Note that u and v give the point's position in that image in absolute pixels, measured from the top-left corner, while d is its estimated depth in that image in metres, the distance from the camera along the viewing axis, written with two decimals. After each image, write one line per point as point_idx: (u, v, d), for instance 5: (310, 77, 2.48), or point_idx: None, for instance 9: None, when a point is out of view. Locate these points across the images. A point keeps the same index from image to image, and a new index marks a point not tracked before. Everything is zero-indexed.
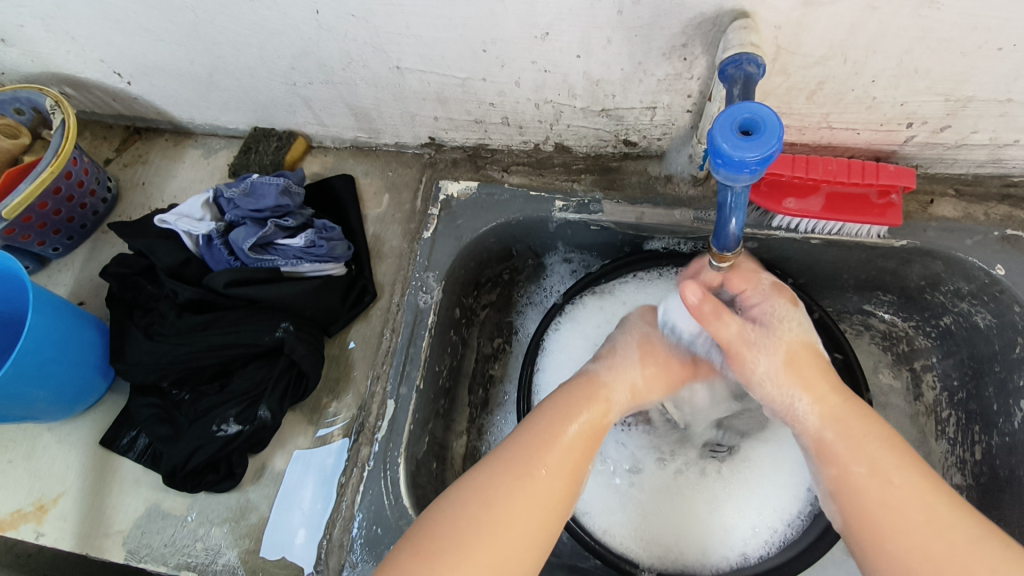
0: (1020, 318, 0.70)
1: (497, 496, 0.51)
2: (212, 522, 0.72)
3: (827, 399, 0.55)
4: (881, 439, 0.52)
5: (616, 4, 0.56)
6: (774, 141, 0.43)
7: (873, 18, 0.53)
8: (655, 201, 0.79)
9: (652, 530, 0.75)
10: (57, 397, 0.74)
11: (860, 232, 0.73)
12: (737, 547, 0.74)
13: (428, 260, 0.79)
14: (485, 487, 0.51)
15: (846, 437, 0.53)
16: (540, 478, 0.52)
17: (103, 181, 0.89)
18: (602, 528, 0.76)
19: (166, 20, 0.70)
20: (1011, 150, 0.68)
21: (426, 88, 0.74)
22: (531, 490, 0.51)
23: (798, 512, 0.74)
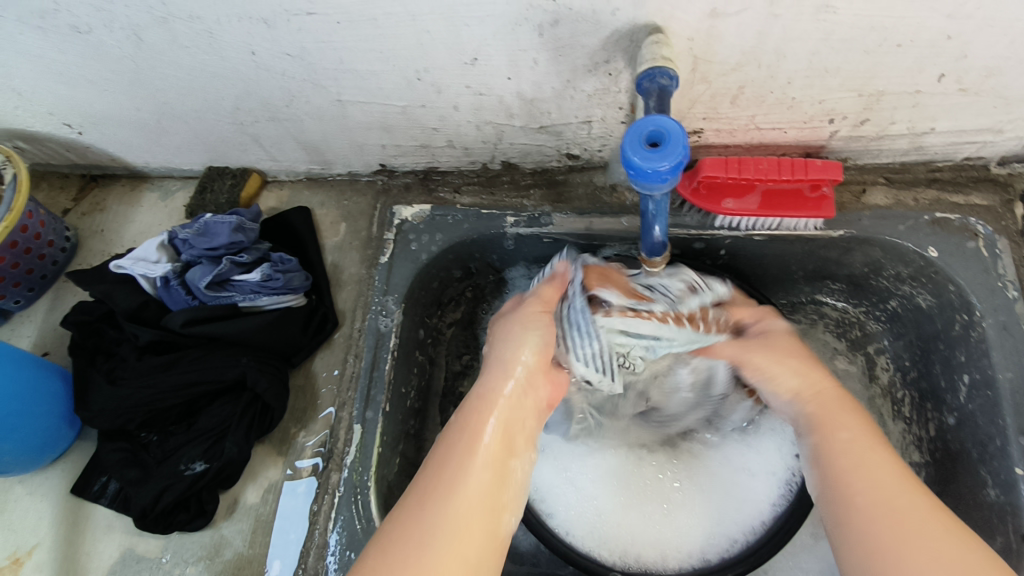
0: (956, 297, 0.73)
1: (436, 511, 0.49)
2: (187, 562, 0.73)
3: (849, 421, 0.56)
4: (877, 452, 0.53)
5: (535, 27, 0.58)
6: (681, 150, 0.45)
7: (776, 25, 0.56)
8: (602, 211, 0.81)
9: (615, 527, 0.77)
10: (22, 449, 0.74)
11: (798, 225, 0.76)
12: (694, 552, 0.75)
13: (387, 284, 0.81)
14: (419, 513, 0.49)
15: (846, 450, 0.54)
16: (480, 479, 0.52)
17: (60, 231, 0.90)
18: (565, 529, 0.77)
19: (108, 70, 0.72)
20: (930, 137, 0.71)
21: (370, 118, 0.76)
22: (475, 495, 0.51)
23: (755, 521, 0.76)
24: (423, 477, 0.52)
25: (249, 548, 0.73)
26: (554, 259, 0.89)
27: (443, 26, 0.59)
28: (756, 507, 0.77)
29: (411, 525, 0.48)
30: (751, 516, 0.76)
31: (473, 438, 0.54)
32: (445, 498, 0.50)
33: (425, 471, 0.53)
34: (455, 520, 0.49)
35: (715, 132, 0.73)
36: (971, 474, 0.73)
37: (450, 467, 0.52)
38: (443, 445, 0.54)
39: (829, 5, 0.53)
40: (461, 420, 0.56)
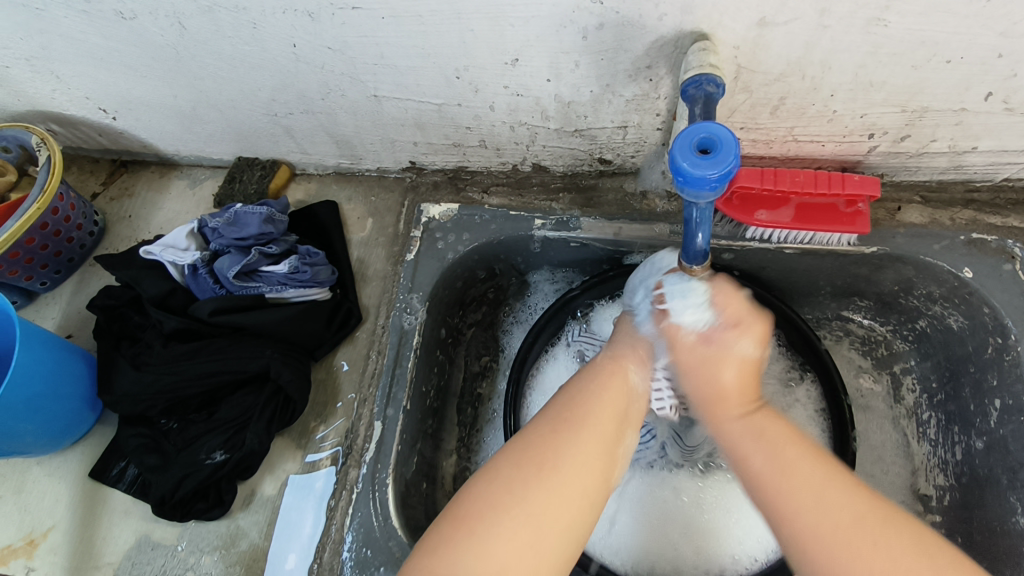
0: (990, 319, 0.72)
1: (511, 499, 0.49)
2: (202, 551, 0.73)
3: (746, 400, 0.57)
4: (803, 454, 0.52)
5: (580, 30, 0.58)
6: (731, 159, 0.44)
7: (824, 37, 0.55)
8: (631, 217, 0.80)
9: (627, 538, 0.77)
10: (44, 430, 0.74)
11: (831, 240, 0.75)
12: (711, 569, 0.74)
13: (412, 282, 0.80)
14: (499, 482, 0.51)
15: (761, 437, 0.54)
16: (591, 446, 0.53)
17: (89, 215, 0.90)
18: None
19: (148, 57, 0.72)
20: (971, 156, 0.71)
21: (404, 115, 0.76)
22: (585, 458, 0.52)
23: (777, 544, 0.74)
24: (507, 460, 0.52)
25: (264, 540, 0.72)
26: (578, 263, 0.88)
27: (488, 26, 0.59)
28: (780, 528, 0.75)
29: (524, 469, 0.51)
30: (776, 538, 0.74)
31: (580, 411, 0.55)
32: (527, 487, 0.50)
33: (516, 447, 0.53)
34: (567, 478, 0.51)
35: (752, 143, 0.72)
36: (1000, 500, 0.71)
37: (568, 428, 0.54)
38: (551, 414, 0.56)
39: (881, 18, 0.53)
40: (576, 398, 0.57)
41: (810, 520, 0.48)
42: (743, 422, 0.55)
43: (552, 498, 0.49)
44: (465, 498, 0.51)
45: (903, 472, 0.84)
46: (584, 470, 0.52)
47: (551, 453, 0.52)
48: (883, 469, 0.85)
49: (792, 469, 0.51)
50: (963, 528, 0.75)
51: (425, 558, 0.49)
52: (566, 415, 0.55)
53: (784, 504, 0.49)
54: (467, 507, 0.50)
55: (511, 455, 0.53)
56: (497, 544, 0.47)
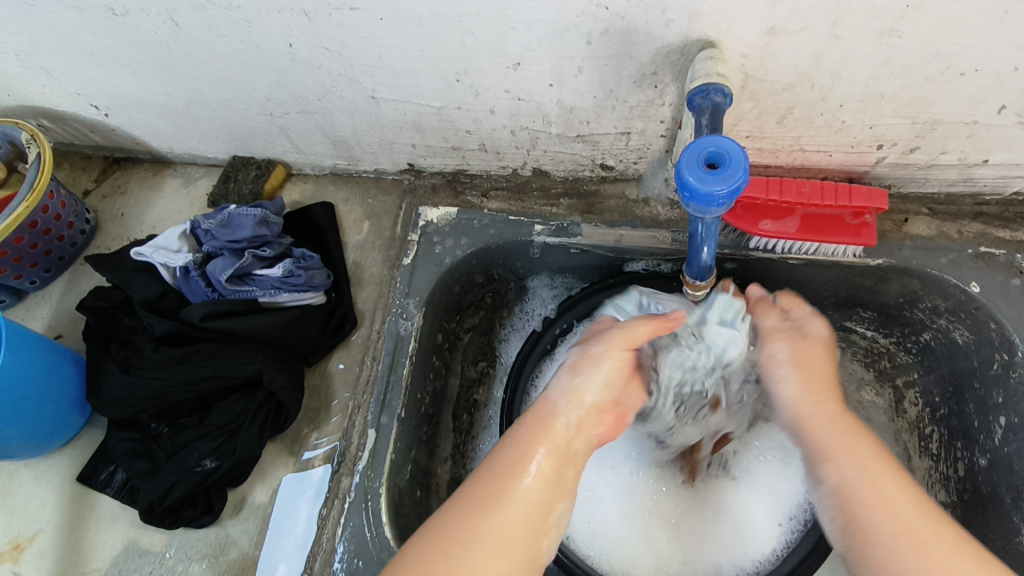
0: (996, 335, 0.71)
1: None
2: (191, 559, 0.72)
3: (825, 403, 0.59)
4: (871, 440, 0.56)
5: (585, 35, 0.56)
6: (740, 174, 0.44)
7: (836, 46, 0.54)
8: (633, 224, 0.78)
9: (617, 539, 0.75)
10: (31, 433, 0.73)
11: (836, 251, 0.73)
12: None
13: (408, 287, 0.78)
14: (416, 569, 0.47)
15: (834, 432, 0.57)
16: (511, 521, 0.50)
17: (81, 213, 0.89)
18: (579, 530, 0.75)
19: (139, 54, 0.70)
20: (981, 169, 0.69)
21: (402, 117, 0.74)
22: (505, 537, 0.49)
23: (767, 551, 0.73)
24: (428, 532, 0.50)
25: (254, 549, 0.71)
26: (578, 269, 0.86)
27: (490, 28, 0.57)
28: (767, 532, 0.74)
29: (433, 555, 0.48)
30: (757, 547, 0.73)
31: (523, 451, 0.53)
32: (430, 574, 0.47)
33: (431, 533, 0.49)
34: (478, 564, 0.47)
35: (757, 151, 0.71)
36: (1002, 519, 0.71)
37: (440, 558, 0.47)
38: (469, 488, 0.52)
39: (895, 29, 0.51)
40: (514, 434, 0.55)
41: (898, 509, 0.50)
42: (820, 410, 0.59)
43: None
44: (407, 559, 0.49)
45: None
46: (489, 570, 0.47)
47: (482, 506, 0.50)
48: None
49: (883, 489, 0.52)
50: None
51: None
52: (470, 505, 0.51)
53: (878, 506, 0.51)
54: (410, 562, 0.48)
55: (426, 538, 0.50)
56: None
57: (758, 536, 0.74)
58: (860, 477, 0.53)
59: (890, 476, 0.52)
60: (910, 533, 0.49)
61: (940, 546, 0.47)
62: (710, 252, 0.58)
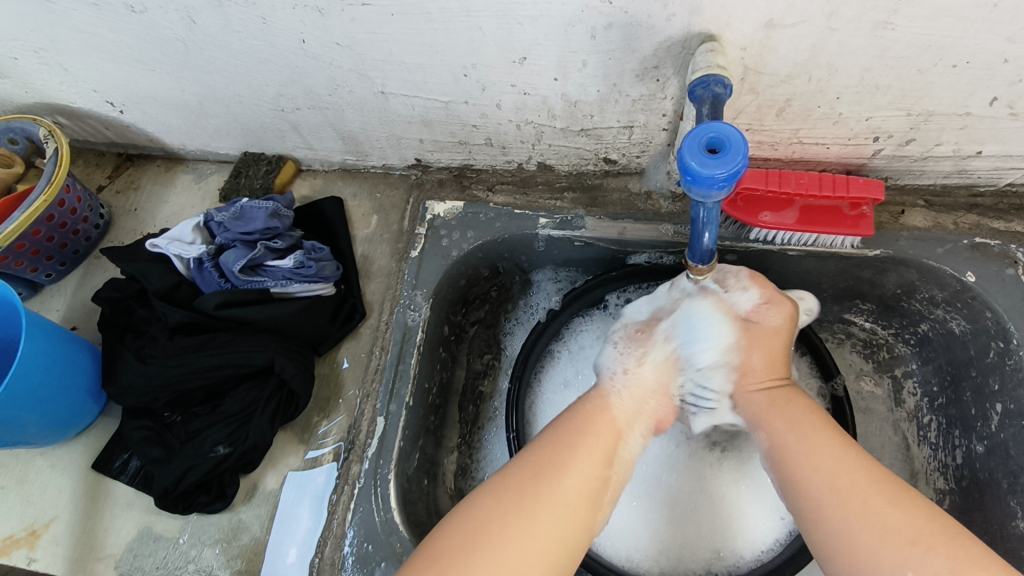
0: (992, 324, 0.72)
1: (498, 540, 0.49)
2: (204, 544, 0.73)
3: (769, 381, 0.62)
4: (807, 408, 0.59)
5: (589, 29, 0.58)
6: (739, 158, 0.46)
7: (832, 39, 0.55)
8: (636, 217, 0.80)
9: (618, 529, 0.77)
10: (48, 421, 0.75)
11: (835, 242, 0.75)
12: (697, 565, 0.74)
13: (416, 279, 0.80)
14: (483, 517, 0.51)
15: (771, 401, 0.60)
16: (574, 488, 0.53)
17: (95, 208, 0.91)
18: None
19: (156, 51, 0.72)
20: (975, 161, 0.71)
21: (411, 112, 0.76)
22: (565, 503, 0.52)
23: (769, 541, 0.74)
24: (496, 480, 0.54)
25: (265, 534, 0.73)
26: (582, 263, 0.88)
27: (497, 23, 0.59)
28: (773, 520, 0.75)
29: (501, 504, 0.51)
30: (760, 537, 0.74)
31: (580, 437, 0.58)
32: (503, 522, 0.50)
33: (514, 474, 0.54)
34: (547, 523, 0.51)
35: (757, 144, 0.72)
36: (999, 504, 0.72)
37: (517, 506, 0.51)
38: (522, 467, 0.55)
39: (889, 22, 0.53)
40: (570, 421, 0.59)
41: (831, 465, 0.52)
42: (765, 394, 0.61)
43: (530, 533, 0.50)
44: (457, 517, 0.52)
45: (902, 474, 0.84)
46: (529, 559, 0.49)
47: (550, 467, 0.54)
48: (882, 470, 0.86)
49: (812, 443, 0.55)
50: None
51: (425, 564, 0.49)
52: (543, 458, 0.55)
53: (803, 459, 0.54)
54: (458, 527, 0.51)
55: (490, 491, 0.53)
56: (500, 545, 0.49)
57: (764, 526, 0.74)
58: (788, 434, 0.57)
59: (825, 443, 0.54)
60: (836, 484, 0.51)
61: (876, 511, 0.48)
62: (712, 238, 0.60)
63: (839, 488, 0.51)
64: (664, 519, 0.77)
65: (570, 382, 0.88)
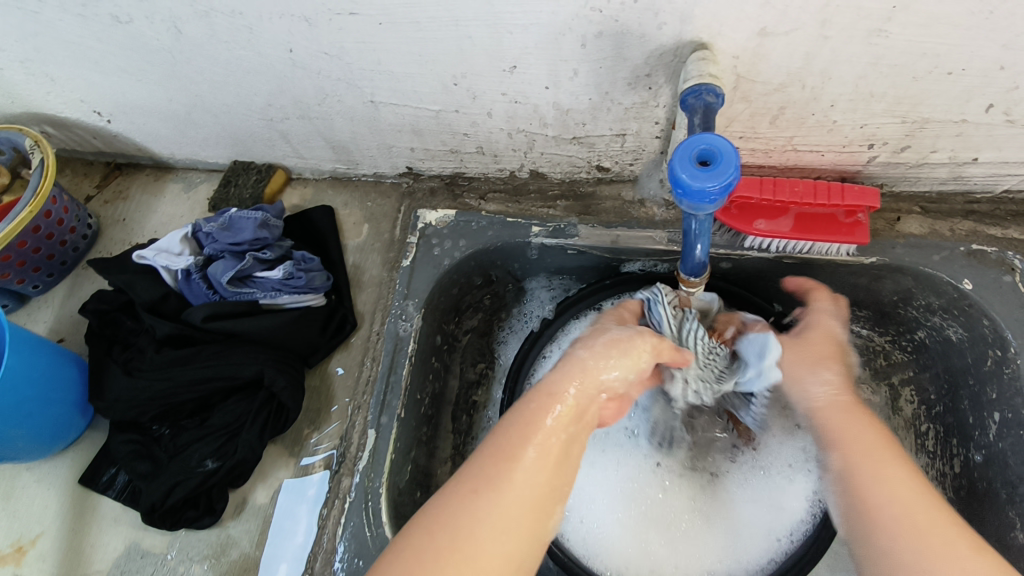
0: (989, 331, 0.71)
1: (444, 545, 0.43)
2: (192, 560, 0.72)
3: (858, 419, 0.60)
4: (877, 448, 0.57)
5: (579, 38, 0.57)
6: (731, 170, 0.45)
7: (825, 47, 0.55)
8: (629, 225, 0.79)
9: (608, 542, 0.76)
10: (33, 435, 0.74)
11: (830, 250, 0.74)
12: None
13: (408, 289, 0.79)
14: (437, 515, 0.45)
15: (857, 449, 0.57)
16: (525, 486, 0.46)
17: (83, 218, 0.90)
18: (573, 529, 0.76)
19: (142, 60, 0.71)
20: (971, 168, 0.70)
21: (401, 121, 0.76)
22: (517, 500, 0.46)
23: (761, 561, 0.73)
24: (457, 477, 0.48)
25: (255, 549, 0.72)
26: (575, 271, 0.86)
27: (486, 32, 0.59)
28: (768, 540, 0.74)
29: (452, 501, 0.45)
30: (751, 557, 0.73)
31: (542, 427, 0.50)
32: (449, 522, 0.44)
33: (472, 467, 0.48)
34: (488, 532, 0.44)
35: (751, 152, 0.72)
36: (999, 514, 0.71)
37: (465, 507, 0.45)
38: (516, 426, 0.50)
39: (882, 30, 0.52)
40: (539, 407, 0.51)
41: (912, 507, 0.50)
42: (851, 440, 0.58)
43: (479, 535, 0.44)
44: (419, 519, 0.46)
45: None
46: (506, 528, 0.45)
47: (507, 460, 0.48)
48: None
49: (892, 471, 0.54)
50: None
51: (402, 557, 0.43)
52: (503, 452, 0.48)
53: (897, 507, 0.51)
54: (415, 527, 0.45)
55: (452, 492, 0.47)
56: (439, 551, 0.43)
57: (758, 546, 0.73)
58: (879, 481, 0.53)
59: (902, 478, 0.53)
60: (920, 517, 0.49)
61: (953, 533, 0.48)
62: (704, 249, 0.59)
63: (910, 521, 0.49)
64: (654, 533, 0.76)
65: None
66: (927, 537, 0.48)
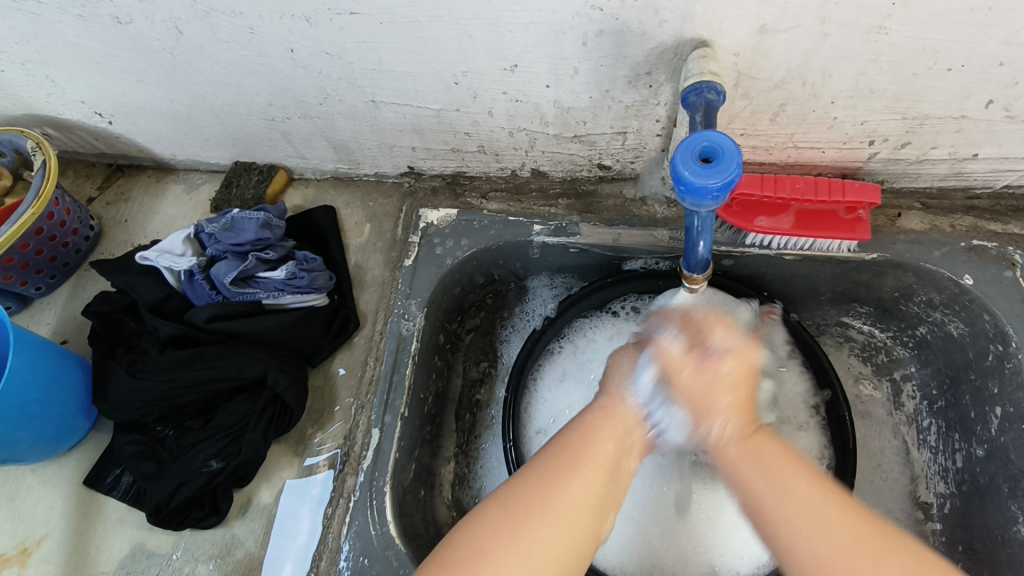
0: (990, 326, 0.71)
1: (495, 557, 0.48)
2: (197, 560, 0.72)
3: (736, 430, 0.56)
4: (791, 464, 0.53)
5: (580, 36, 0.58)
6: (734, 167, 0.46)
7: (825, 44, 0.55)
8: (631, 223, 0.79)
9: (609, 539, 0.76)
10: (38, 437, 0.74)
11: (832, 247, 0.74)
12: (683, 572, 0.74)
13: (410, 288, 0.79)
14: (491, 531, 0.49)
15: (755, 459, 0.54)
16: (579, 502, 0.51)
17: (85, 220, 0.90)
18: None
19: (143, 61, 0.71)
20: (971, 163, 0.71)
21: (402, 120, 0.76)
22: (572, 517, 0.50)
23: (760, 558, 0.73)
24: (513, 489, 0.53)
25: (260, 549, 0.72)
26: (577, 269, 0.86)
27: (487, 31, 0.59)
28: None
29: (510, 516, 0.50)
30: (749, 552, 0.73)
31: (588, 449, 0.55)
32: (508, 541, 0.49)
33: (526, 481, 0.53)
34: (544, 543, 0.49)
35: (752, 149, 0.72)
36: (1001, 508, 0.71)
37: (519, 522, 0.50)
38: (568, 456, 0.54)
39: (882, 27, 0.52)
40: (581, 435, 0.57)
41: (817, 528, 0.48)
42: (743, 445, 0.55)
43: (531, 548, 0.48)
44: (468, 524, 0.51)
45: (902, 478, 0.84)
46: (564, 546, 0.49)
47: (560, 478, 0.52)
48: (882, 475, 0.85)
49: (792, 488, 0.51)
50: (964, 537, 0.75)
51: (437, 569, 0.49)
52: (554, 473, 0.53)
53: (788, 523, 0.50)
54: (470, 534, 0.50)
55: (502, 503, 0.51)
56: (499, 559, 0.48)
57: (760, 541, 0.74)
58: (766, 489, 0.52)
59: (810, 495, 0.50)
60: (835, 541, 0.47)
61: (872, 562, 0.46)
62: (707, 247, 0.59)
63: (845, 536, 0.47)
64: (654, 528, 0.76)
65: (569, 375, 0.86)
66: (823, 531, 0.48)
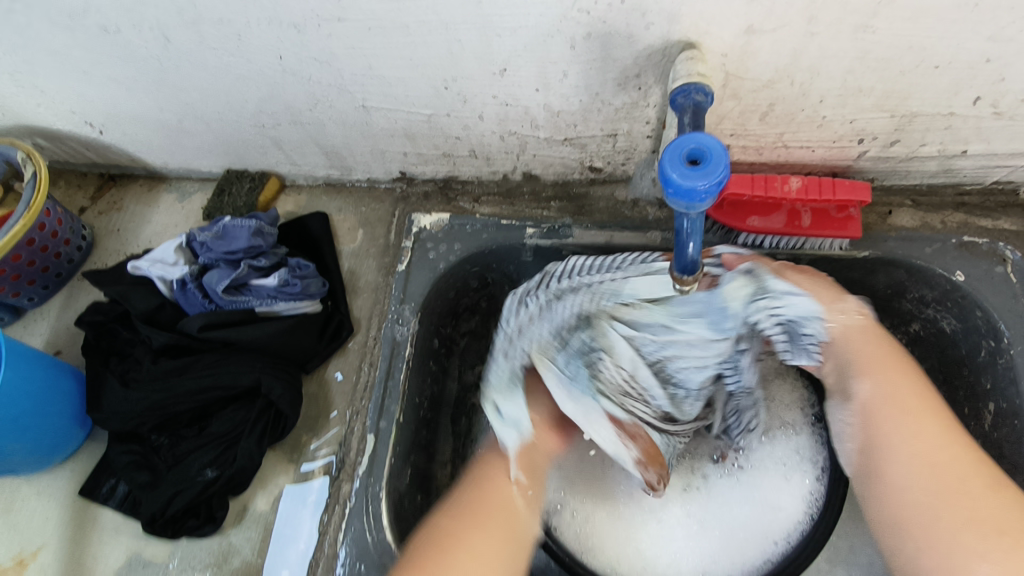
0: (983, 322, 0.72)
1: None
2: (194, 569, 0.72)
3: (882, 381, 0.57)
4: (932, 412, 0.55)
5: (567, 40, 0.58)
6: (721, 169, 0.46)
7: (812, 44, 0.55)
8: (622, 224, 0.79)
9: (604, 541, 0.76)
10: (32, 448, 0.74)
11: (824, 245, 0.74)
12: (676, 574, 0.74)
13: (403, 293, 0.79)
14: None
15: (890, 401, 0.56)
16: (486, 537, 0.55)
17: (77, 230, 0.90)
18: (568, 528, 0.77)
19: (132, 70, 0.71)
20: (960, 160, 0.71)
21: (393, 125, 0.76)
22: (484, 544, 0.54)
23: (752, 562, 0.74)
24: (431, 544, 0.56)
25: (257, 557, 0.72)
26: None
27: (475, 35, 0.59)
28: (764, 544, 0.74)
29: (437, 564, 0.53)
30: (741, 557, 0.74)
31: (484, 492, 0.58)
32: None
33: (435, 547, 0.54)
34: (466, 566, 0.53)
35: (742, 149, 0.72)
36: None
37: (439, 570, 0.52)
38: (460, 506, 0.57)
39: (868, 25, 0.53)
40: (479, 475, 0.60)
41: (944, 481, 0.51)
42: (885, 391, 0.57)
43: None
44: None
45: None
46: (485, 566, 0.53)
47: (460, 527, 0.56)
48: None
49: (928, 441, 0.53)
50: None
51: None
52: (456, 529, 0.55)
53: (935, 477, 0.51)
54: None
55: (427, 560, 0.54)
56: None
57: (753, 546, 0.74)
58: (914, 442, 0.53)
59: (934, 445, 0.52)
60: (952, 489, 0.50)
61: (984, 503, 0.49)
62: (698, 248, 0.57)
63: (946, 478, 0.51)
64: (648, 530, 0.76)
65: None
66: (958, 496, 0.50)
